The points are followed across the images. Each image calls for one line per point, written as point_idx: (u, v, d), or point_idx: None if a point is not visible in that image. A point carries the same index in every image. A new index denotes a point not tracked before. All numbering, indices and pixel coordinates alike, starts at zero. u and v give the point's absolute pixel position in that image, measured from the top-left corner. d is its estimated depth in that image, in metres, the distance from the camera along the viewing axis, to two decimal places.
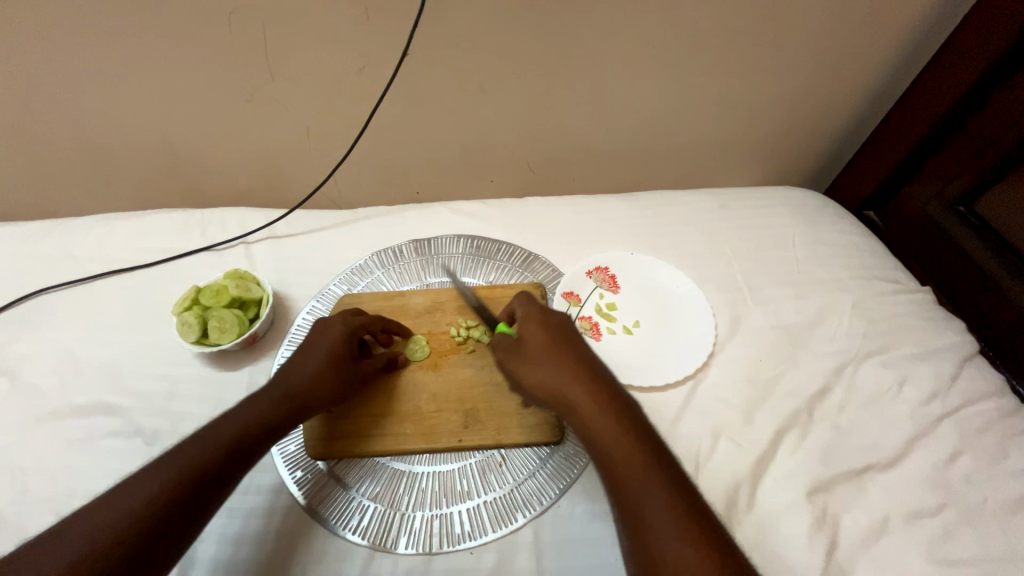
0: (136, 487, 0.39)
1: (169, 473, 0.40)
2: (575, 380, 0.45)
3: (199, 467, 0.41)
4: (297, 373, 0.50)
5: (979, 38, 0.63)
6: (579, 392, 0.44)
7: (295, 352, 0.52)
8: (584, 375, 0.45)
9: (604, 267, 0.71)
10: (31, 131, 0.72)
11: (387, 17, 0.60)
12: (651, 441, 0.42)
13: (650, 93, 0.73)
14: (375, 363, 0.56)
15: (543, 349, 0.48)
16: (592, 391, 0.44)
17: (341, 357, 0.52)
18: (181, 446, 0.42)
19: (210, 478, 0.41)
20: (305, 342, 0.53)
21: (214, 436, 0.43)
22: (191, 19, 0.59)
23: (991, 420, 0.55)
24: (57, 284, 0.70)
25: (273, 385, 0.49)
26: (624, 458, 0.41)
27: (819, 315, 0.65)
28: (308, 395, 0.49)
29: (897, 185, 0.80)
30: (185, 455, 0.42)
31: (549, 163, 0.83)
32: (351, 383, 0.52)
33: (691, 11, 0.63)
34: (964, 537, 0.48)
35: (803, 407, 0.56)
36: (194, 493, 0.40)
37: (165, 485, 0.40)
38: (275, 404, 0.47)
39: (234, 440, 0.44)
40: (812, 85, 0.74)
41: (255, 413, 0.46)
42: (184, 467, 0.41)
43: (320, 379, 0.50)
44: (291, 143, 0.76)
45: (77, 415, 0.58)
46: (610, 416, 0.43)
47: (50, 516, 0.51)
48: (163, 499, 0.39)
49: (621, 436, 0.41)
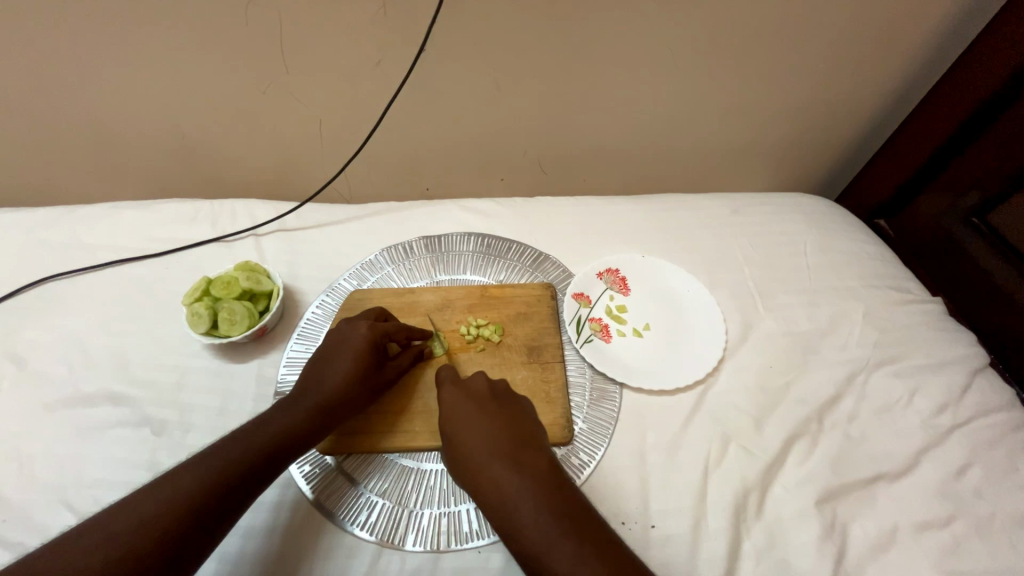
0: (169, 487, 0.41)
1: (201, 475, 0.42)
2: (479, 437, 0.44)
3: (228, 472, 0.43)
4: (324, 383, 0.52)
5: (999, 49, 0.63)
6: (480, 449, 0.43)
7: (322, 358, 0.54)
8: (492, 430, 0.45)
9: (615, 269, 0.71)
10: (43, 117, 0.71)
11: (405, 12, 0.60)
12: (560, 494, 0.40)
13: (666, 96, 0.73)
14: (401, 364, 0.57)
15: (456, 406, 0.47)
16: (498, 446, 0.43)
17: (366, 368, 0.53)
18: (212, 450, 0.45)
19: (238, 483, 0.44)
20: (335, 347, 0.55)
21: (243, 442, 0.46)
22: (209, 8, 0.59)
23: (1000, 433, 0.55)
24: (66, 272, 0.69)
25: (304, 394, 0.52)
26: (521, 514, 0.39)
27: (829, 323, 0.65)
28: (335, 404, 0.52)
29: (908, 195, 0.80)
30: (215, 457, 0.44)
31: (561, 163, 0.83)
32: (375, 389, 0.54)
33: (711, 14, 0.63)
34: (973, 549, 0.48)
35: (812, 415, 0.56)
36: (224, 495, 0.42)
37: (195, 486, 0.42)
38: (303, 414, 0.50)
39: (263, 447, 0.46)
40: (827, 93, 0.74)
41: (278, 425, 0.48)
42: (214, 470, 0.43)
43: (347, 388, 0.52)
44: (303, 136, 0.75)
45: (85, 404, 0.57)
46: (511, 470, 0.41)
47: (56, 504, 0.51)
48: (194, 500, 0.41)
49: (521, 491, 0.40)
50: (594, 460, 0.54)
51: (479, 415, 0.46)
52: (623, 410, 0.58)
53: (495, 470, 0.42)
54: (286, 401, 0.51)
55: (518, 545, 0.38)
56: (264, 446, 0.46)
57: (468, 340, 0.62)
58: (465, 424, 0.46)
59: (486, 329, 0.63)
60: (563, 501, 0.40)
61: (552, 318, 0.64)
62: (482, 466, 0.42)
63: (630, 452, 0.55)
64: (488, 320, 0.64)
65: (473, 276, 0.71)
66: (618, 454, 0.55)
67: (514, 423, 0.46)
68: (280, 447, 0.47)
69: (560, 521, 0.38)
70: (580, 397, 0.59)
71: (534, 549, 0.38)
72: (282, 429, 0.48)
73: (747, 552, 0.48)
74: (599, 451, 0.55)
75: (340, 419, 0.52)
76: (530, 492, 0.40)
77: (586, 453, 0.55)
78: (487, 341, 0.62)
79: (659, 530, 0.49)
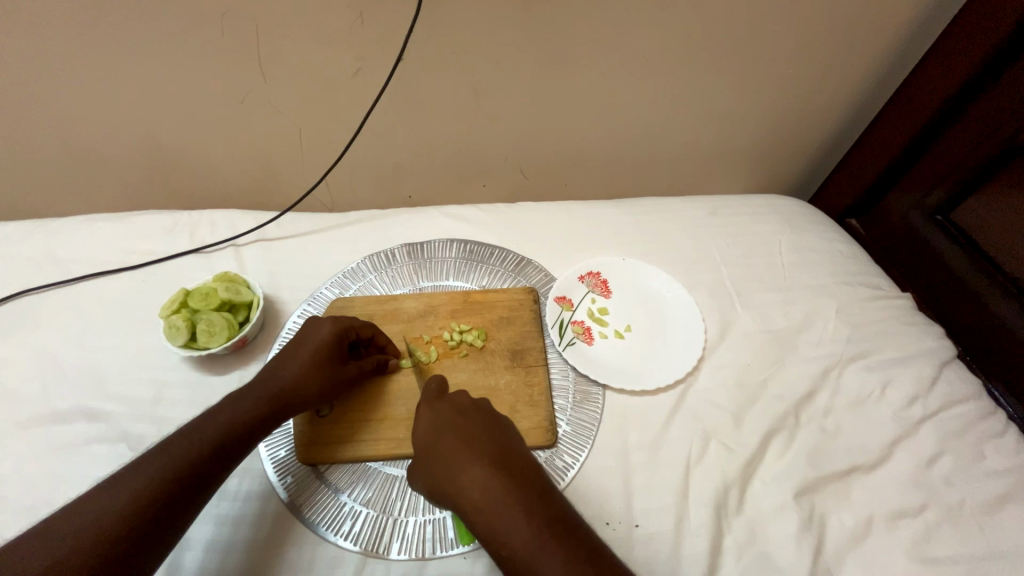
0: (120, 486, 0.40)
1: (152, 473, 0.41)
2: (454, 441, 0.44)
3: (183, 468, 0.43)
4: (282, 372, 0.52)
5: (953, 57, 0.66)
6: (461, 456, 0.42)
7: (282, 350, 0.54)
8: (463, 442, 0.44)
9: (596, 272, 0.72)
10: (13, 129, 0.70)
11: (382, 21, 0.61)
12: (543, 501, 0.40)
13: (644, 100, 0.74)
14: (364, 365, 0.56)
15: (436, 423, 0.46)
16: (479, 455, 0.42)
17: (327, 359, 0.53)
18: (163, 446, 0.44)
19: (192, 479, 0.43)
20: (297, 341, 0.55)
21: (195, 434, 0.45)
22: (184, 19, 0.59)
23: (967, 423, 0.57)
24: (39, 286, 0.68)
25: (259, 382, 0.51)
26: (505, 516, 0.39)
27: (806, 319, 0.66)
28: (290, 394, 0.51)
29: (878, 195, 0.83)
30: (169, 454, 0.43)
31: (542, 169, 0.84)
32: (333, 386, 0.54)
33: (682, 20, 0.64)
34: (945, 536, 0.50)
35: (790, 410, 0.58)
36: (180, 494, 0.42)
37: (148, 485, 0.41)
38: (257, 402, 0.49)
39: (215, 439, 0.46)
40: (797, 96, 0.76)
41: (238, 414, 0.48)
42: (167, 468, 0.42)
43: (306, 379, 0.52)
44: (282, 145, 0.75)
45: (58, 421, 0.56)
46: (493, 474, 0.41)
47: (27, 524, 0.49)
48: (145, 499, 0.40)
49: (506, 498, 0.39)
50: (593, 435, 0.56)
51: (464, 429, 0.45)
52: (605, 411, 0.59)
53: (478, 473, 0.41)
54: (240, 389, 0.50)
55: (506, 554, 0.38)
56: (215, 438, 0.46)
57: (451, 346, 0.62)
58: (446, 436, 0.44)
59: (469, 334, 0.63)
60: (543, 506, 0.40)
61: (535, 322, 0.65)
62: (463, 470, 0.41)
63: (613, 452, 0.55)
64: (471, 326, 0.64)
65: (456, 282, 0.71)
66: (602, 454, 0.55)
67: (498, 433, 0.45)
68: (233, 437, 0.47)
69: (549, 528, 0.38)
70: (563, 400, 0.60)
71: (523, 556, 0.37)
72: (235, 419, 0.47)
73: (728, 547, 0.49)
74: (583, 452, 0.55)
75: (294, 408, 0.52)
76: (511, 501, 0.39)
77: (572, 454, 0.55)
78: (470, 347, 0.62)
79: (643, 529, 0.50)
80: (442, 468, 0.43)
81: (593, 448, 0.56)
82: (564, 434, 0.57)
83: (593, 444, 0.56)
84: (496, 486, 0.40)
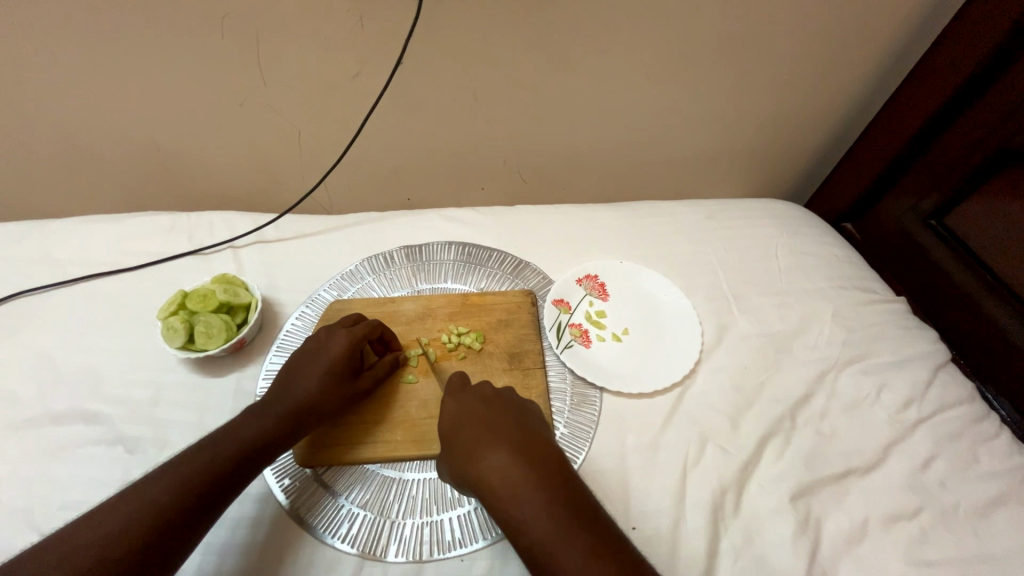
0: (141, 493, 0.41)
1: (173, 481, 0.42)
2: (476, 430, 0.45)
3: (203, 478, 0.43)
4: (297, 390, 0.52)
5: (947, 64, 0.67)
6: (480, 442, 0.44)
7: (297, 365, 0.54)
8: (479, 428, 0.45)
9: (594, 275, 0.72)
10: (12, 130, 0.70)
11: (381, 26, 0.61)
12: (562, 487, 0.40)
13: (641, 105, 0.75)
14: (377, 373, 0.57)
15: (459, 412, 0.48)
16: (496, 440, 0.43)
17: (340, 374, 0.54)
18: (185, 455, 0.44)
19: (213, 489, 0.43)
20: (312, 355, 0.55)
21: (216, 447, 0.46)
22: (184, 23, 0.59)
23: (961, 426, 0.58)
24: (35, 288, 0.68)
25: (275, 400, 0.51)
26: (521, 503, 0.39)
27: (802, 323, 0.67)
28: (307, 411, 0.51)
29: (872, 200, 0.84)
30: (186, 463, 0.44)
31: (540, 173, 0.85)
32: (348, 400, 0.54)
33: (678, 26, 0.65)
34: (940, 538, 0.50)
35: (786, 413, 0.58)
36: (200, 501, 0.42)
37: (167, 493, 0.41)
38: (275, 420, 0.49)
39: (237, 454, 0.46)
40: (793, 101, 0.77)
41: (256, 429, 0.48)
42: (182, 476, 0.42)
43: (321, 396, 0.52)
44: (281, 147, 0.75)
45: (55, 423, 0.56)
46: (512, 461, 0.41)
47: (22, 526, 0.49)
48: (169, 507, 0.41)
49: (522, 482, 0.40)
50: (590, 437, 0.57)
51: (484, 418, 0.46)
52: (603, 413, 0.59)
53: (496, 458, 0.42)
54: (256, 406, 0.50)
55: (523, 539, 0.38)
56: (235, 453, 0.46)
57: (449, 348, 0.62)
58: (469, 424, 0.46)
59: (467, 337, 0.63)
60: (561, 491, 0.40)
61: (533, 324, 0.65)
62: (482, 454, 0.42)
63: (611, 455, 0.55)
64: (469, 328, 0.64)
65: (455, 285, 0.71)
66: (599, 457, 0.55)
67: (518, 421, 0.46)
68: (254, 452, 0.47)
69: (565, 513, 0.38)
70: (561, 402, 0.60)
71: (538, 543, 0.37)
72: (256, 435, 0.48)
73: (725, 550, 0.49)
74: (580, 455, 0.55)
75: (311, 425, 0.52)
76: (528, 486, 0.39)
77: (570, 456, 0.55)
78: (468, 349, 0.62)
79: (640, 532, 0.50)
80: (461, 454, 0.44)
81: (590, 451, 0.56)
82: (562, 437, 0.57)
83: (590, 446, 0.56)
84: (513, 471, 0.40)
